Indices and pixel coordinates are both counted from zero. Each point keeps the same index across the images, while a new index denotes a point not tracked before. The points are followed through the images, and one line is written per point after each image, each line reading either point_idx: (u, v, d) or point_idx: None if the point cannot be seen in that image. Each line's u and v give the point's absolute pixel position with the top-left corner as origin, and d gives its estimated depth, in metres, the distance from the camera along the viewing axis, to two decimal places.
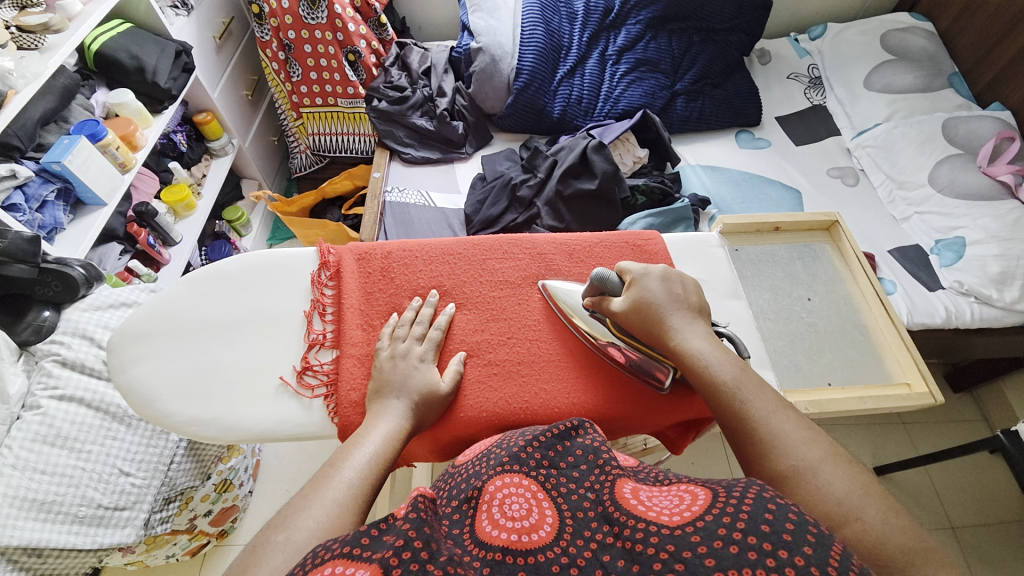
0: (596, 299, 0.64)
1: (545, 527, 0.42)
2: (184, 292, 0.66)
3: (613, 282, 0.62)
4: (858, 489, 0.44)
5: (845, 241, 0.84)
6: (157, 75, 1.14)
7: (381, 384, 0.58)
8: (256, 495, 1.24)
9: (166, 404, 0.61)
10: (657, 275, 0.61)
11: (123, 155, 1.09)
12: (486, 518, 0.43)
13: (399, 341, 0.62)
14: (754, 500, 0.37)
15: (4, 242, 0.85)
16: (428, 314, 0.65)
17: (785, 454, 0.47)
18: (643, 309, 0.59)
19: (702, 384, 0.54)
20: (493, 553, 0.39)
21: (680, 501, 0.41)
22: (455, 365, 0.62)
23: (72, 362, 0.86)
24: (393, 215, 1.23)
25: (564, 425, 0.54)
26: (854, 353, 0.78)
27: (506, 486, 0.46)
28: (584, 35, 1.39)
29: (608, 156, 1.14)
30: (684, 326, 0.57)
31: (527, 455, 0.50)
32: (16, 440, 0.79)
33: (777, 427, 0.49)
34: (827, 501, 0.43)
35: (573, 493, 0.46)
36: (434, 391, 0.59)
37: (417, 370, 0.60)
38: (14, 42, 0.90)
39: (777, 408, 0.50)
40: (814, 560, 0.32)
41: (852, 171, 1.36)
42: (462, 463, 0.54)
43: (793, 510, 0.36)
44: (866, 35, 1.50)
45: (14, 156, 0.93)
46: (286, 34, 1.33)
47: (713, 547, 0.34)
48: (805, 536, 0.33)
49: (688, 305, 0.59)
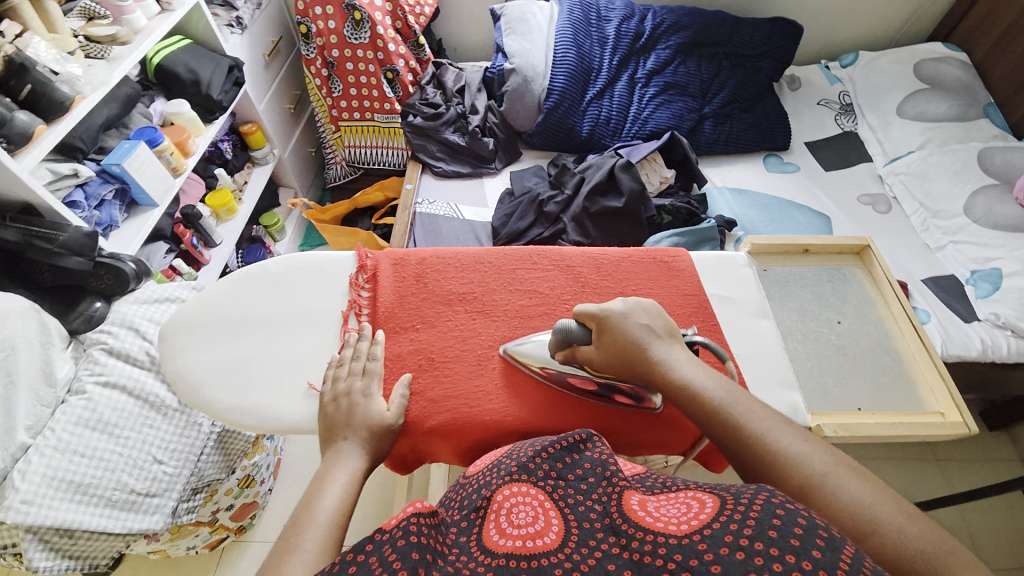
0: (565, 351, 0.63)
1: (550, 534, 0.43)
2: (230, 289, 0.70)
3: (576, 331, 0.62)
4: (876, 494, 0.45)
5: (877, 266, 0.84)
6: (211, 88, 1.22)
7: (332, 426, 0.58)
8: (276, 493, 1.27)
9: (209, 392, 0.64)
10: (618, 313, 0.60)
11: (176, 161, 1.16)
12: (493, 526, 0.45)
13: (341, 381, 0.62)
14: (762, 506, 0.38)
15: (64, 236, 0.90)
16: (364, 347, 0.64)
17: (792, 471, 0.48)
18: (618, 344, 0.58)
19: (697, 408, 0.54)
20: (498, 559, 0.41)
21: (687, 509, 0.42)
22: (400, 391, 0.62)
23: (119, 351, 0.91)
24: (423, 226, 1.27)
25: (572, 437, 0.55)
26: (886, 378, 0.76)
27: (514, 495, 0.48)
28: (614, 58, 1.42)
29: (636, 175, 1.16)
30: (666, 354, 0.58)
31: (535, 466, 0.52)
32: (60, 422, 0.83)
33: (778, 441, 0.50)
34: (855, 511, 0.44)
35: (579, 504, 0.47)
36: (370, 421, 0.58)
37: (364, 403, 0.60)
38: (82, 51, 0.99)
39: (773, 423, 0.52)
40: (824, 563, 0.33)
41: (884, 198, 1.34)
42: (473, 474, 0.56)
43: (803, 515, 0.36)
44: (899, 64, 1.50)
45: (77, 156, 1.00)
46: (330, 52, 1.41)
47: (719, 553, 0.35)
48: (813, 540, 0.34)
49: (661, 333, 0.59)
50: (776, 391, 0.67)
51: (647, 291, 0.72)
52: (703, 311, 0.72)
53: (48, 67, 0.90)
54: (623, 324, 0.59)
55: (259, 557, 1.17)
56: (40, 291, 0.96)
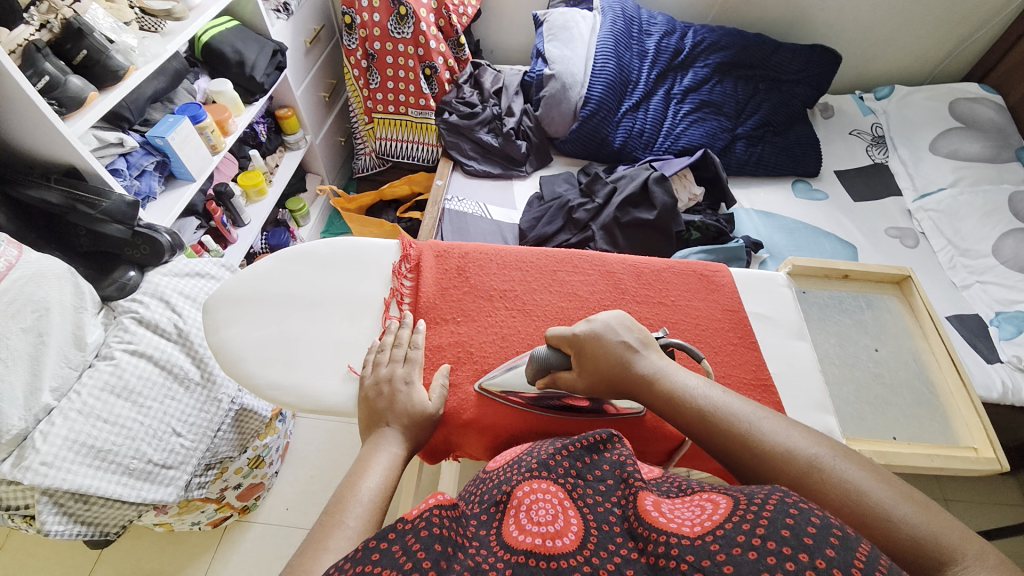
0: (546, 379, 0.61)
1: (570, 534, 0.42)
2: (276, 266, 0.72)
3: (557, 358, 0.60)
4: (868, 476, 0.46)
5: (917, 297, 0.84)
6: (255, 70, 1.24)
7: (373, 412, 0.59)
8: (281, 476, 1.27)
9: (251, 366, 0.65)
10: (597, 337, 0.58)
11: (215, 139, 1.17)
12: (513, 522, 0.44)
13: (382, 366, 0.63)
14: (775, 506, 0.38)
15: (107, 203, 0.92)
16: (406, 335, 0.65)
17: (784, 464, 0.48)
18: (601, 370, 0.57)
19: (683, 412, 0.54)
20: (517, 556, 0.41)
21: (701, 511, 0.42)
22: (439, 381, 0.63)
23: (148, 321, 0.92)
24: (451, 222, 1.28)
25: (594, 437, 0.52)
26: (920, 409, 0.77)
27: (534, 491, 0.47)
28: (652, 72, 1.43)
29: (669, 189, 1.18)
30: (647, 370, 0.57)
31: (555, 463, 0.50)
32: (86, 386, 0.83)
33: (768, 431, 0.51)
34: (849, 497, 0.45)
35: (599, 505, 0.46)
36: (411, 410, 0.59)
37: (406, 391, 0.60)
38: (138, 23, 1.01)
39: (762, 414, 0.52)
40: (836, 562, 0.34)
41: (912, 233, 1.34)
42: (493, 470, 0.55)
43: (818, 515, 0.37)
44: (934, 100, 1.51)
45: (123, 126, 1.02)
46: (372, 44, 1.43)
47: (731, 554, 0.36)
48: (828, 539, 0.35)
49: (638, 347, 0.58)
50: (811, 414, 0.67)
51: (686, 303, 0.73)
52: (741, 327, 0.72)
53: (105, 35, 0.91)
54: (603, 348, 0.58)
55: (260, 538, 1.17)
56: (74, 254, 0.97)
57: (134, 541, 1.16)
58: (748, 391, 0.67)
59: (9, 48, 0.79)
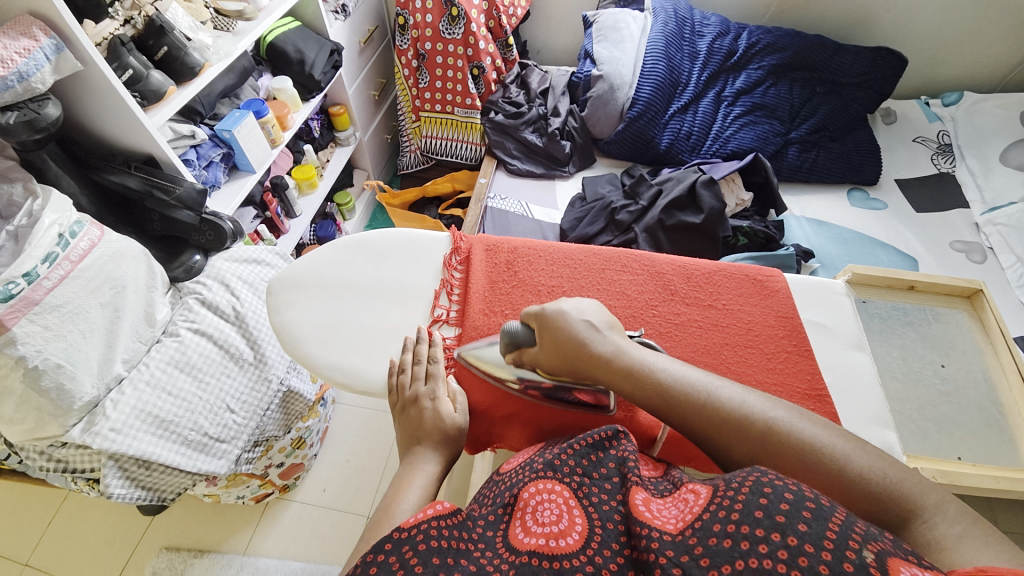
0: (514, 354, 0.63)
1: (573, 535, 0.44)
2: (335, 253, 0.75)
3: (521, 333, 0.62)
4: (826, 434, 0.49)
5: (988, 312, 0.79)
6: (314, 68, 1.29)
7: (407, 432, 0.60)
8: (319, 458, 1.32)
9: (309, 346, 0.69)
10: (561, 311, 0.61)
11: (275, 133, 1.24)
12: (519, 526, 0.46)
13: (408, 387, 0.63)
14: (750, 487, 0.40)
15: (180, 189, 0.98)
16: (427, 351, 0.65)
17: (749, 429, 0.51)
18: (561, 342, 0.59)
19: (647, 388, 0.55)
20: (522, 558, 0.42)
21: (684, 505, 0.44)
22: (454, 386, 0.64)
23: (210, 303, 0.97)
24: (493, 219, 1.29)
25: (599, 433, 0.52)
26: (989, 432, 0.72)
27: (540, 492, 0.48)
28: (703, 74, 1.40)
29: (718, 193, 1.15)
30: (609, 345, 0.59)
31: (560, 463, 0.50)
32: (153, 359, 0.89)
33: (732, 396, 0.53)
34: (813, 457, 0.48)
35: (603, 503, 0.46)
36: (441, 426, 0.59)
37: (432, 407, 0.60)
38: (212, 23, 1.08)
39: (723, 382, 0.55)
40: (809, 535, 0.35)
41: (978, 248, 1.25)
42: (507, 471, 0.56)
43: (790, 490, 0.39)
44: (1006, 108, 1.42)
45: (196, 120, 1.10)
46: (423, 45, 1.46)
47: (707, 545, 0.38)
48: (799, 514, 0.37)
49: (600, 324, 0.61)
50: (868, 428, 0.65)
51: (738, 307, 0.72)
52: (797, 335, 0.70)
53: (183, 33, 0.97)
54: (564, 321, 0.60)
55: (298, 517, 1.22)
56: (148, 237, 1.04)
57: (183, 509, 1.23)
58: (801, 401, 0.65)
59: (97, 41, 0.87)
